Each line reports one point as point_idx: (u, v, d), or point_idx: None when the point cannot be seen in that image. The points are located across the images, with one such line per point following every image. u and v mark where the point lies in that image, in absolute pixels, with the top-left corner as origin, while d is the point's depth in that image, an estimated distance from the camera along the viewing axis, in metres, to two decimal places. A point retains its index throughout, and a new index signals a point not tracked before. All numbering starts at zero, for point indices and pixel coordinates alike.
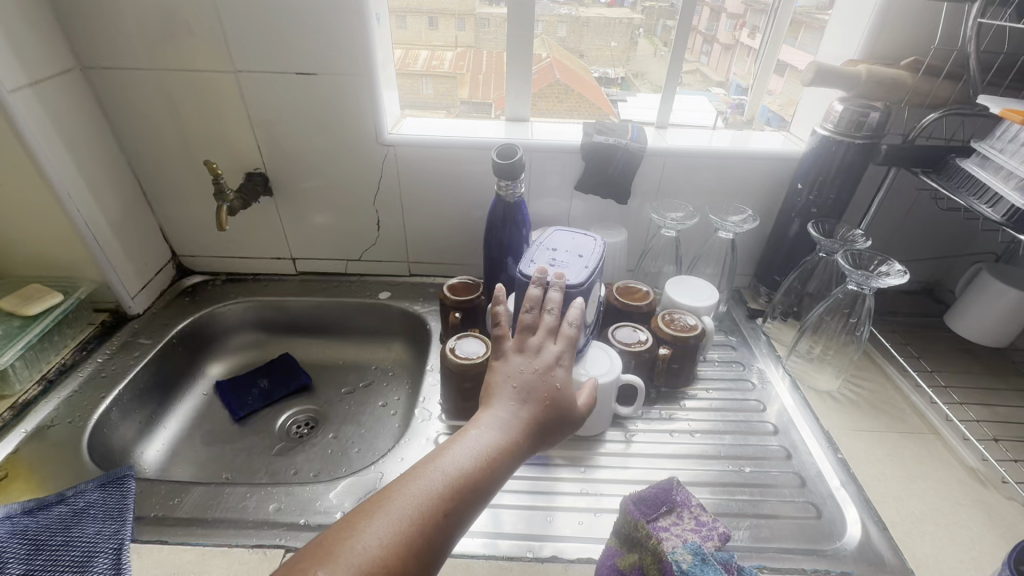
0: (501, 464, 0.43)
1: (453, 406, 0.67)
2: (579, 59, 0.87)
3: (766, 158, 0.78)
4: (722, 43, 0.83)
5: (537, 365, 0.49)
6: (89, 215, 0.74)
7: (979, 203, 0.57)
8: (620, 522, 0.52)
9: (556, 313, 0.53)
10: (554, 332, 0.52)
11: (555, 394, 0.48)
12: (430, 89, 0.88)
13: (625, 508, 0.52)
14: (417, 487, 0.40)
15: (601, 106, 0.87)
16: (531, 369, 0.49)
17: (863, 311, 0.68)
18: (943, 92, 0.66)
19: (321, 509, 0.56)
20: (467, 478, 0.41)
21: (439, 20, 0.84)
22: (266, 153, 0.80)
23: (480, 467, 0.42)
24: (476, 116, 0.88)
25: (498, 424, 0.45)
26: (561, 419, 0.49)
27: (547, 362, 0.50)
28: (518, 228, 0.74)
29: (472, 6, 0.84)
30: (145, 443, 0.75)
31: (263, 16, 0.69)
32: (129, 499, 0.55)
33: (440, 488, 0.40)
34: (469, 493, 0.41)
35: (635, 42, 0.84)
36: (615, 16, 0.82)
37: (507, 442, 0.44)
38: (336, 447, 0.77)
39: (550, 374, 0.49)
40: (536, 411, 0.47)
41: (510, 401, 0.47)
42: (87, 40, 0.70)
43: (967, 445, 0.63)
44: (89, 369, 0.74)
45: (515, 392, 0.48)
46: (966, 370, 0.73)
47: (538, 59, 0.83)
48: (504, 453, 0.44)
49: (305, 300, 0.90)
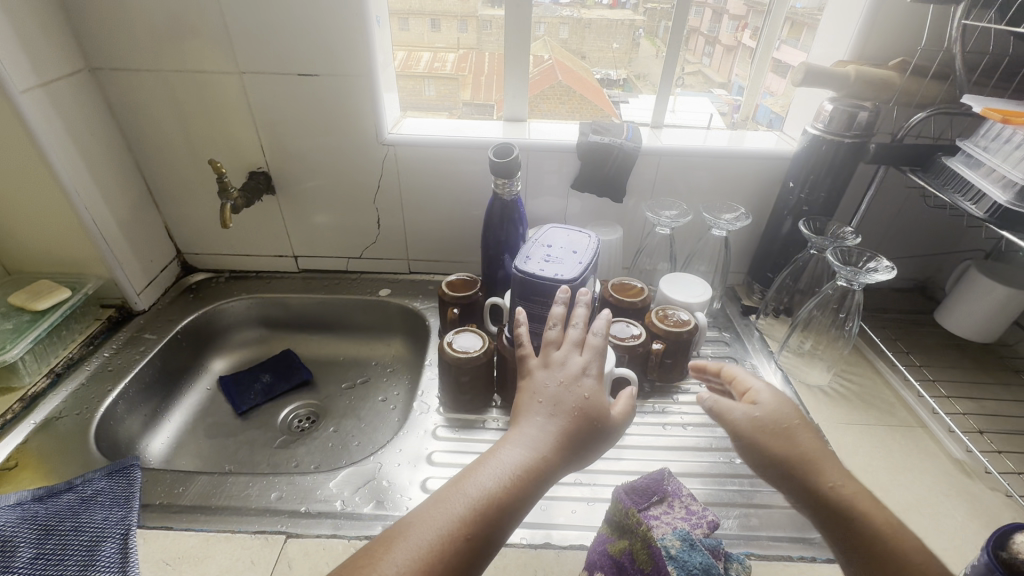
0: (527, 484, 0.44)
1: (451, 399, 0.68)
2: (580, 60, 0.89)
3: (760, 158, 0.79)
4: (723, 44, 0.86)
5: (563, 380, 0.49)
6: (97, 213, 0.76)
7: (964, 200, 0.59)
8: (611, 514, 0.53)
9: (580, 327, 0.53)
10: (579, 343, 0.52)
11: (584, 408, 0.48)
12: (432, 91, 0.90)
13: (616, 500, 0.54)
14: (439, 512, 0.41)
15: (602, 107, 0.89)
16: (556, 383, 0.49)
17: (852, 306, 0.70)
18: (931, 92, 0.68)
19: (322, 497, 0.58)
20: (490, 501, 0.42)
21: (441, 21, 0.86)
22: (269, 152, 0.82)
23: (503, 489, 0.43)
24: (478, 117, 0.91)
25: (525, 442, 0.46)
26: (594, 433, 0.48)
27: (572, 373, 0.50)
28: (515, 225, 0.76)
29: (473, 9, 0.85)
30: (150, 436, 0.76)
31: (267, 19, 0.71)
32: (136, 487, 0.57)
33: (461, 513, 0.41)
34: (493, 516, 0.42)
35: (636, 43, 0.86)
36: (617, 18, 0.84)
37: (532, 461, 0.45)
38: (337, 440, 0.79)
39: (577, 385, 0.49)
40: (566, 428, 0.47)
41: (538, 419, 0.47)
42: (96, 43, 0.72)
43: (953, 437, 0.64)
44: (96, 364, 0.76)
45: (542, 410, 0.48)
46: (955, 365, 0.74)
47: (539, 61, 0.85)
48: (530, 473, 0.44)
49: (307, 296, 0.92)
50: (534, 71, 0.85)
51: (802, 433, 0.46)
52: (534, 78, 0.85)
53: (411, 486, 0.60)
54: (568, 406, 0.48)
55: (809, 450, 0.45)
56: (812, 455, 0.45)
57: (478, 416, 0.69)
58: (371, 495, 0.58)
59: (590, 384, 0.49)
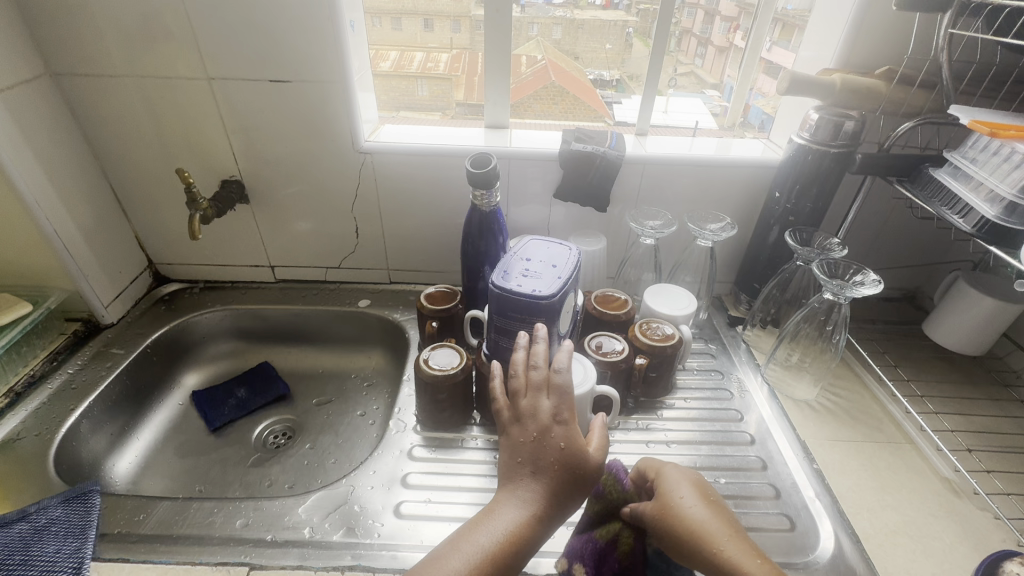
0: (522, 541, 0.45)
1: (428, 416, 0.66)
2: (574, 60, 0.87)
3: (747, 165, 0.78)
4: (716, 46, 0.84)
5: (536, 429, 0.49)
6: (60, 224, 0.73)
7: (951, 214, 0.57)
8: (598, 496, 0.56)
9: (541, 365, 0.52)
10: (545, 384, 0.51)
11: (564, 456, 0.48)
12: (426, 91, 0.89)
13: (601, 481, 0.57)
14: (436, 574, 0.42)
15: (595, 108, 0.89)
16: (531, 435, 0.49)
17: (840, 319, 0.68)
18: (919, 101, 0.66)
19: (290, 525, 0.55)
20: (487, 560, 0.43)
21: (434, 21, 0.85)
22: (241, 160, 0.79)
23: (500, 546, 0.44)
24: (471, 118, 0.89)
25: (518, 499, 0.47)
26: (580, 481, 0.49)
27: (544, 421, 0.49)
28: (495, 236, 0.74)
29: (467, 9, 0.81)
30: (116, 455, 0.74)
31: (235, 24, 0.68)
32: (94, 515, 0.55)
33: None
34: (492, 573, 0.43)
35: (629, 43, 0.84)
36: (609, 19, 0.82)
37: (526, 519, 0.46)
38: (313, 458, 0.76)
39: (550, 434, 0.49)
40: (555, 483, 0.48)
41: (524, 474, 0.48)
42: (58, 49, 0.69)
43: (941, 455, 0.63)
44: (58, 381, 0.73)
45: (526, 467, 0.49)
46: (944, 380, 0.73)
47: (533, 62, 0.84)
48: (525, 530, 0.46)
49: (283, 308, 0.90)
50: (526, 71, 0.84)
51: (688, 505, 0.49)
52: (528, 80, 0.84)
53: (385, 511, 0.57)
54: (550, 456, 0.48)
55: (699, 520, 0.47)
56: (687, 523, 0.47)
57: (456, 434, 0.67)
58: (342, 522, 0.56)
59: (560, 431, 0.49)
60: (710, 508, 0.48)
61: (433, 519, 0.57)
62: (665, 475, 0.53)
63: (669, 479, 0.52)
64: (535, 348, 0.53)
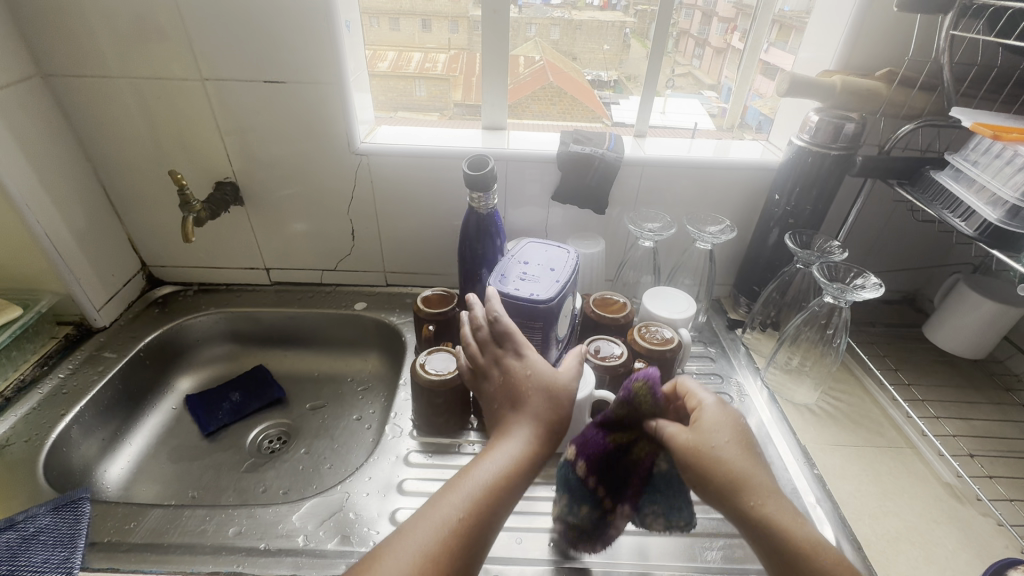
0: (517, 473, 0.43)
1: (425, 421, 0.65)
2: (571, 62, 0.86)
3: (747, 168, 0.77)
4: (714, 47, 0.84)
5: (500, 374, 0.49)
6: (51, 226, 0.72)
7: (952, 216, 0.57)
8: (622, 404, 0.48)
9: (478, 325, 0.52)
10: (490, 339, 0.51)
11: (534, 386, 0.48)
12: (423, 92, 0.88)
13: (630, 386, 0.47)
14: (431, 521, 0.40)
15: (594, 110, 0.87)
16: (500, 381, 0.49)
17: (840, 322, 0.67)
18: (919, 103, 0.65)
19: (283, 533, 0.54)
20: (483, 500, 0.41)
21: (432, 22, 0.83)
22: (236, 161, 0.79)
23: (494, 482, 0.42)
24: (469, 119, 0.88)
25: (506, 435, 0.45)
26: (561, 404, 0.47)
27: (503, 366, 0.49)
28: (492, 239, 0.73)
29: (465, 9, 0.80)
30: (108, 461, 0.72)
31: (229, 24, 0.67)
32: (84, 523, 0.54)
33: (455, 520, 0.40)
34: (488, 511, 0.41)
35: (626, 44, 0.83)
36: (607, 20, 0.81)
37: (518, 450, 0.44)
38: (308, 463, 0.75)
39: (512, 373, 0.48)
40: (540, 418, 0.46)
41: (508, 415, 0.47)
42: (49, 49, 0.68)
43: (943, 460, 0.62)
44: (49, 386, 0.72)
45: (509, 403, 0.47)
46: (945, 383, 0.72)
47: (531, 63, 0.83)
48: (521, 467, 0.43)
49: (279, 311, 0.89)
50: (524, 72, 0.83)
51: (731, 455, 0.42)
52: (526, 81, 0.83)
53: (380, 518, 0.56)
54: (522, 393, 0.47)
55: (739, 472, 0.41)
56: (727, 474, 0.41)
57: (453, 439, 0.66)
58: (336, 530, 0.55)
59: (519, 367, 0.49)
60: (750, 456, 0.42)
61: None
62: (702, 411, 0.45)
63: (705, 415, 0.45)
64: (471, 311, 0.53)
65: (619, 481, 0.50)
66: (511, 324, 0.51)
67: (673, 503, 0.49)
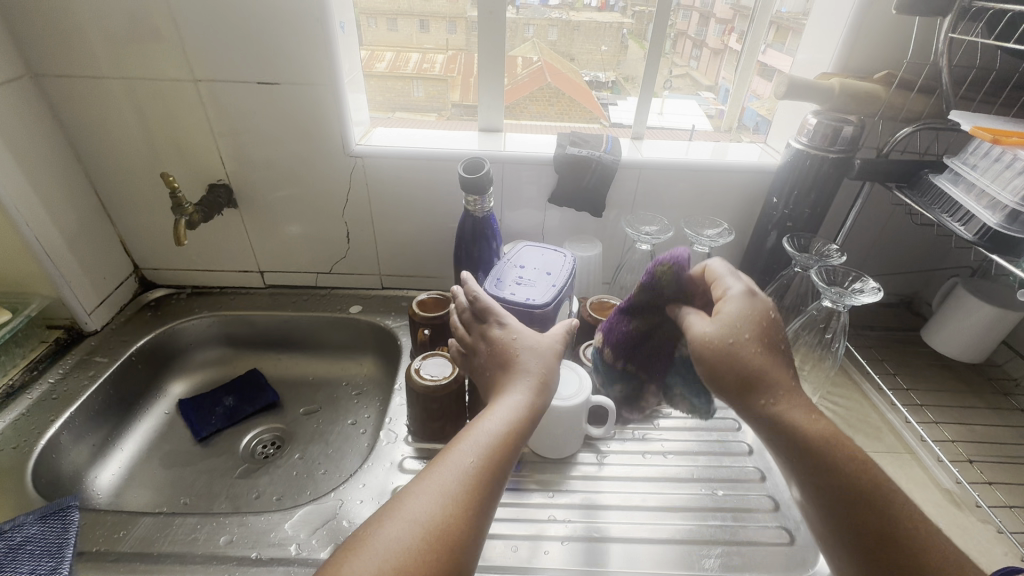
0: (522, 420, 0.45)
1: (420, 427, 0.65)
2: (568, 62, 0.85)
3: (745, 170, 0.76)
4: (711, 47, 0.84)
5: (487, 340, 0.52)
6: (41, 229, 0.71)
7: (951, 220, 0.56)
8: (644, 291, 0.54)
9: (462, 306, 0.56)
10: (475, 313, 0.54)
11: (521, 344, 0.50)
12: (421, 93, 0.87)
13: (652, 272, 0.53)
14: (449, 465, 0.41)
15: (591, 110, 0.87)
16: (490, 346, 0.51)
17: (839, 327, 0.66)
18: (917, 107, 0.65)
19: (275, 541, 0.54)
20: (496, 443, 0.42)
21: (430, 23, 0.82)
22: (229, 164, 0.78)
23: (507, 430, 0.43)
24: (466, 121, 0.88)
25: (506, 389, 0.47)
26: (547, 358, 0.50)
27: (489, 333, 0.52)
28: (488, 241, 0.72)
29: (463, 9, 0.79)
30: (98, 467, 0.72)
31: (221, 24, 0.66)
32: (72, 532, 0.53)
33: (473, 462, 0.41)
34: (503, 459, 0.42)
35: (624, 45, 0.82)
36: (605, 21, 0.81)
37: (520, 399, 0.46)
38: (302, 469, 0.74)
39: (499, 337, 0.51)
40: (534, 371, 0.48)
41: (503, 374, 0.49)
42: (38, 49, 0.67)
43: (941, 466, 0.61)
44: (39, 391, 0.71)
45: (502, 364, 0.50)
46: (943, 388, 0.72)
47: (529, 63, 0.82)
48: (527, 417, 0.45)
49: (273, 315, 0.88)
50: (522, 73, 0.82)
51: (749, 348, 0.43)
52: (524, 81, 0.82)
53: None
54: (516, 355, 0.49)
55: (760, 369, 0.42)
56: (744, 365, 0.42)
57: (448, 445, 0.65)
58: (329, 538, 0.54)
59: (505, 333, 0.51)
60: (772, 351, 0.43)
61: None
62: (727, 304, 0.45)
63: (729, 310, 0.44)
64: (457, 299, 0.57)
65: (645, 362, 0.57)
66: (491, 300, 0.54)
67: (692, 386, 0.53)
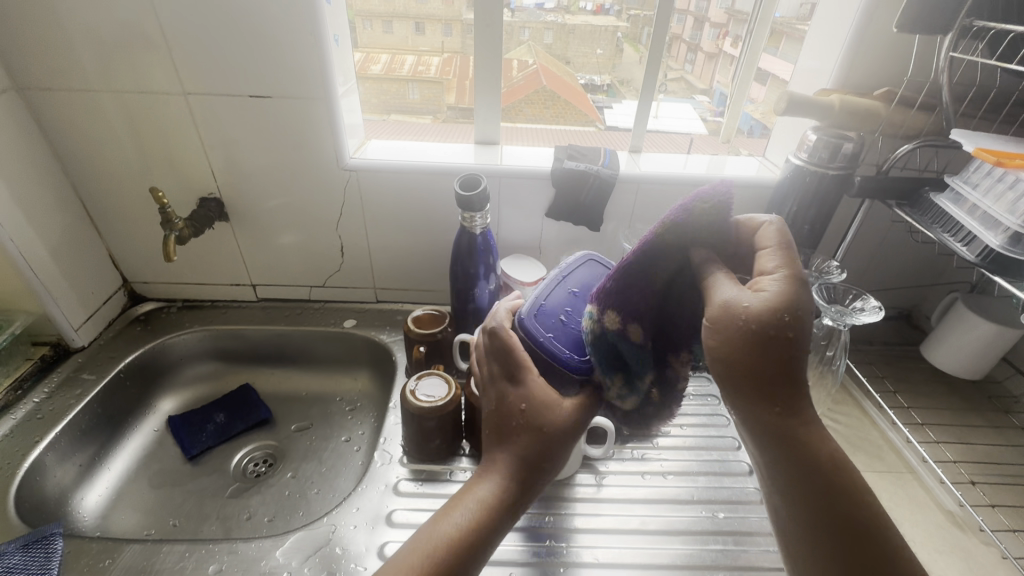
0: (496, 518, 0.41)
1: (415, 448, 0.63)
2: (565, 66, 0.86)
3: (743, 184, 0.76)
4: (705, 52, 0.83)
5: (495, 397, 0.46)
6: (26, 244, 0.69)
7: (954, 240, 0.55)
8: (675, 233, 0.39)
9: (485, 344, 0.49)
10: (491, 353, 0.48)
11: (526, 413, 0.44)
12: (417, 95, 0.87)
13: (686, 207, 0.38)
14: (406, 559, 0.39)
15: (587, 113, 0.87)
16: (495, 402, 0.46)
17: (840, 345, 0.66)
18: (918, 123, 0.64)
19: (266, 570, 0.52)
20: (458, 543, 0.39)
21: (425, 25, 0.83)
22: (219, 177, 0.76)
23: (473, 530, 0.40)
24: (462, 126, 0.87)
25: (493, 470, 0.43)
26: (553, 438, 0.43)
27: (499, 386, 0.46)
28: (486, 255, 0.72)
29: (459, 12, 0.79)
30: (85, 488, 0.70)
31: (211, 37, 0.65)
32: (55, 562, 0.51)
33: (429, 560, 0.38)
34: (463, 561, 0.39)
35: (620, 49, 0.83)
36: (600, 24, 0.81)
37: (500, 492, 0.41)
38: (294, 489, 0.73)
39: (505, 395, 0.45)
40: (527, 456, 0.43)
41: (497, 447, 0.44)
42: (23, 61, 0.66)
43: (943, 488, 0.61)
44: (24, 411, 0.69)
45: (497, 433, 0.45)
46: (944, 405, 0.72)
47: (524, 66, 0.81)
48: (503, 515, 0.41)
49: (265, 330, 0.86)
50: (517, 75, 0.81)
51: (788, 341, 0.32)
52: (520, 84, 0.81)
53: (368, 553, 0.54)
54: (521, 420, 0.44)
55: (800, 364, 0.33)
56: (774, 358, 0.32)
57: (444, 466, 0.64)
58: (322, 566, 0.53)
59: (519, 391, 0.45)
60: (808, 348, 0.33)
61: None
62: (773, 282, 0.34)
63: (775, 290, 0.34)
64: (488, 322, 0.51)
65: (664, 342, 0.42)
66: (510, 340, 0.47)
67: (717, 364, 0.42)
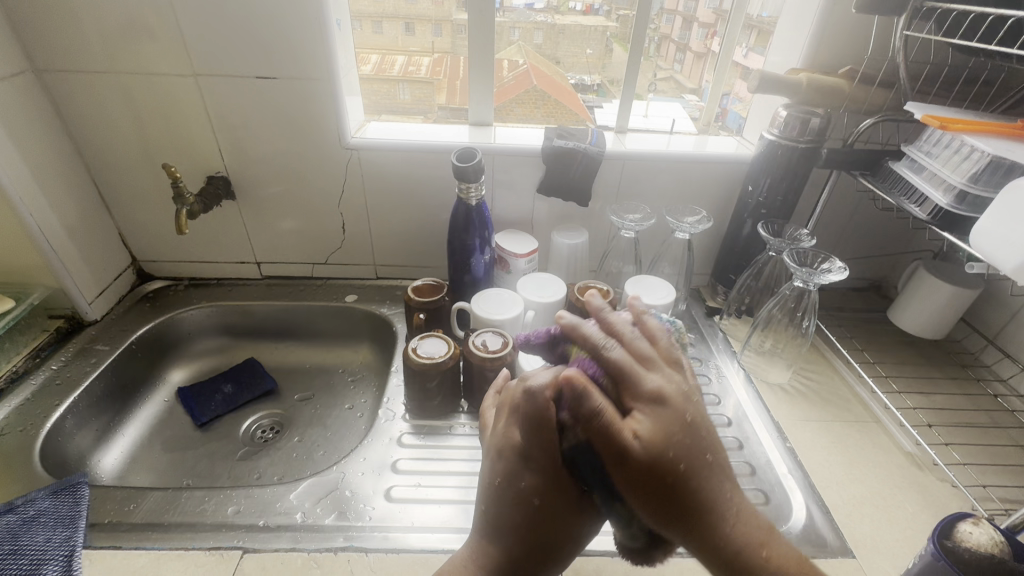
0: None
1: (417, 404, 0.68)
2: (556, 66, 0.92)
3: (722, 162, 0.81)
4: (694, 51, 0.89)
5: (503, 477, 0.43)
6: (43, 219, 0.72)
7: (909, 203, 0.61)
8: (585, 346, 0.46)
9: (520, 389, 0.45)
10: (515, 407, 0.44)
11: (534, 503, 0.42)
12: (407, 95, 0.89)
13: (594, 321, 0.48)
14: None
15: (577, 112, 0.89)
16: (502, 475, 0.43)
17: (809, 305, 0.71)
18: (878, 99, 0.70)
19: (282, 510, 0.56)
20: None
21: (415, 25, 0.87)
22: (227, 155, 0.80)
23: None
24: (453, 121, 0.89)
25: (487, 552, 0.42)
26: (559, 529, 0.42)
27: (512, 463, 0.43)
28: (481, 228, 0.76)
29: (448, 13, 0.84)
30: (102, 451, 0.73)
31: (223, 21, 0.69)
32: (83, 506, 0.55)
33: None
34: None
35: (609, 48, 0.87)
36: (590, 24, 0.86)
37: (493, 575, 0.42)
38: (301, 451, 0.77)
39: (516, 478, 0.42)
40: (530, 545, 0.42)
41: (501, 524, 0.43)
42: (41, 44, 0.69)
43: (903, 431, 0.66)
44: (43, 377, 0.73)
45: (498, 513, 0.43)
46: (908, 362, 0.77)
47: (516, 66, 0.86)
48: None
49: (270, 304, 0.90)
50: (508, 76, 0.86)
51: (670, 453, 0.36)
52: (510, 84, 0.86)
53: (375, 495, 0.59)
54: (524, 513, 0.42)
55: (683, 473, 0.36)
56: (657, 466, 0.35)
57: (445, 421, 0.68)
58: (333, 506, 0.57)
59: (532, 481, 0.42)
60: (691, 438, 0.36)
61: (424, 502, 0.58)
62: (643, 417, 0.37)
63: (647, 426, 0.36)
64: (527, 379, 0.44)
65: None
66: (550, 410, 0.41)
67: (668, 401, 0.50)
